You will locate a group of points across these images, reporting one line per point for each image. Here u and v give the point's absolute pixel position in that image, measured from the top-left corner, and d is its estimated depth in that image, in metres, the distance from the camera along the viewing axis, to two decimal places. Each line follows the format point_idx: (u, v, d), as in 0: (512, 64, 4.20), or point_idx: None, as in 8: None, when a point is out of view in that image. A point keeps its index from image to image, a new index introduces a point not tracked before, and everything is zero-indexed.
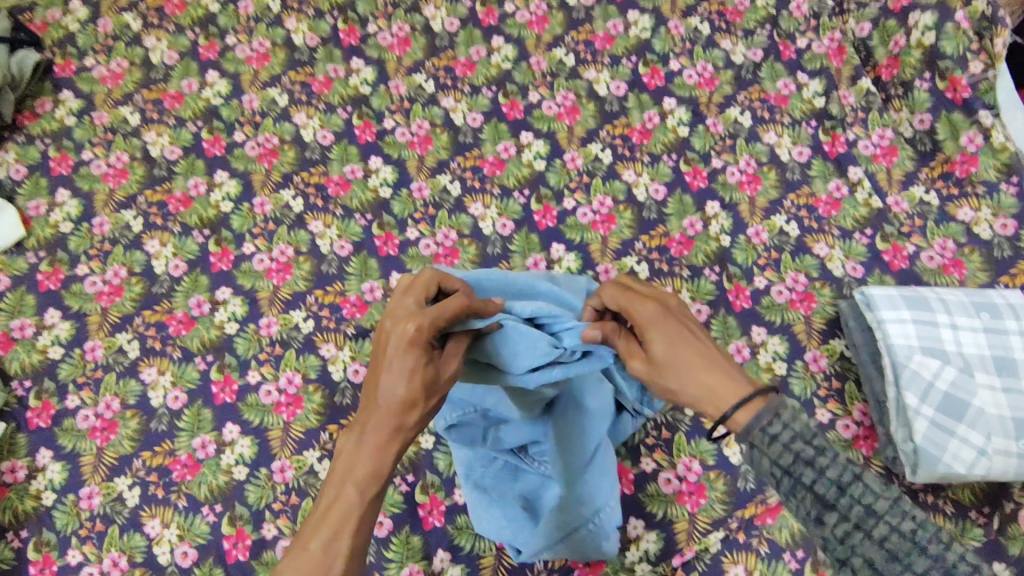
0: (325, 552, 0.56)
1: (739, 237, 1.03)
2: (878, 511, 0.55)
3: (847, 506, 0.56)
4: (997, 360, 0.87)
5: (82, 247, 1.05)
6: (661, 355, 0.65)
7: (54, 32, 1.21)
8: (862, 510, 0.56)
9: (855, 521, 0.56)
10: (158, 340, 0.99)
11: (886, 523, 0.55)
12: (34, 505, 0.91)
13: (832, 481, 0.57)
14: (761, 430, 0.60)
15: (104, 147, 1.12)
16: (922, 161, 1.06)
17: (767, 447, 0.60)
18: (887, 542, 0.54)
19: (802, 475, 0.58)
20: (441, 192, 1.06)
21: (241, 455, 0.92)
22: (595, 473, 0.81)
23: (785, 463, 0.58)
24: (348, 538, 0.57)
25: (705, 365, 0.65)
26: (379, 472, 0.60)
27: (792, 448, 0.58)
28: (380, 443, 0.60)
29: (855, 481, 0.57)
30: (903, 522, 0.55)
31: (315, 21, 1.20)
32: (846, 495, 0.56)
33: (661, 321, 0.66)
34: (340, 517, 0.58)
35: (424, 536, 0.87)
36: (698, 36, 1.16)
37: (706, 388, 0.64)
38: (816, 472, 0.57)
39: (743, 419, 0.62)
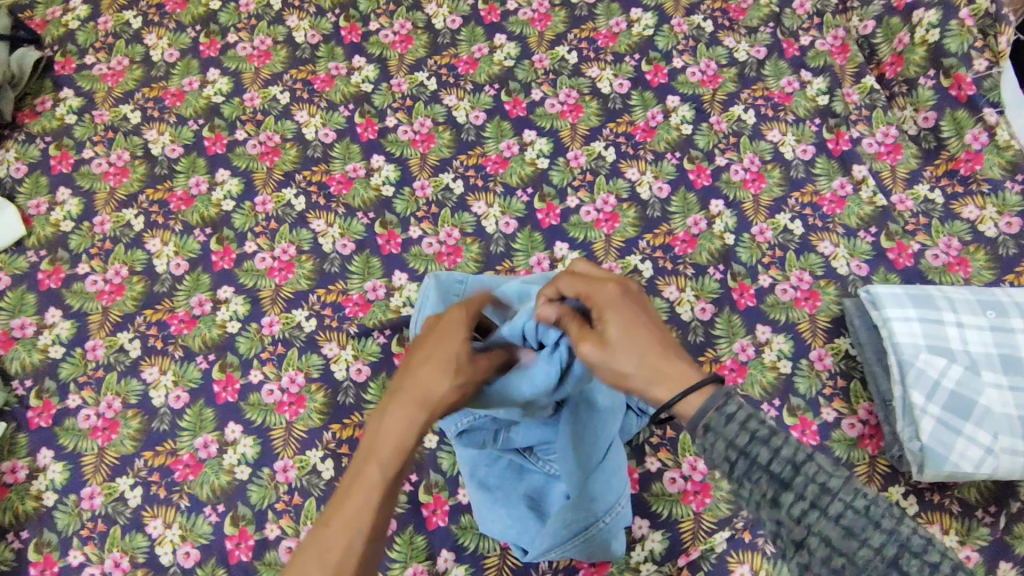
0: (343, 534, 0.60)
1: (744, 235, 1.02)
2: (832, 487, 0.52)
3: (802, 485, 0.52)
4: (1004, 359, 0.86)
5: (83, 246, 1.05)
6: (616, 336, 0.62)
7: (54, 30, 1.20)
8: (816, 487, 0.52)
9: (811, 499, 0.52)
10: (160, 339, 0.98)
11: (841, 500, 0.51)
12: (35, 505, 0.91)
13: (787, 459, 0.53)
14: (718, 409, 0.57)
15: (104, 146, 1.12)
16: (926, 159, 1.06)
17: (723, 427, 0.56)
18: (843, 518, 0.50)
19: (757, 454, 0.54)
20: (444, 191, 1.06)
21: (243, 455, 0.92)
22: (606, 472, 0.79)
23: (739, 442, 0.55)
24: (368, 515, 0.60)
25: (659, 349, 0.62)
26: (400, 448, 0.62)
27: (748, 428, 0.56)
28: (403, 420, 0.63)
29: (809, 460, 0.53)
30: (856, 498, 0.51)
31: (317, 19, 1.19)
32: (801, 472, 0.53)
33: (615, 304, 0.64)
34: (359, 496, 0.61)
35: (427, 536, 0.87)
36: (701, 33, 1.16)
37: (657, 372, 0.61)
38: (770, 449, 0.54)
39: (696, 404, 0.59)
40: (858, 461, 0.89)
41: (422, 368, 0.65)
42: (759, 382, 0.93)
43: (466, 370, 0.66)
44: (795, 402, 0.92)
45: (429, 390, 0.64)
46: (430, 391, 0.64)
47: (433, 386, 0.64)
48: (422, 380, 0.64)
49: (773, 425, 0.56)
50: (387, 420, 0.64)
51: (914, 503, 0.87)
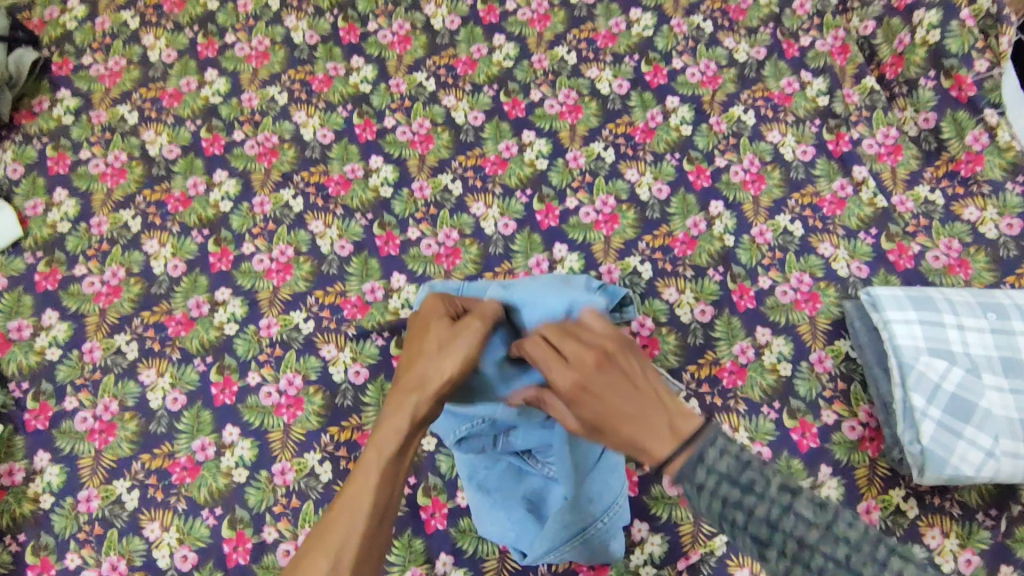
0: (344, 519, 0.60)
1: (744, 237, 1.02)
2: (811, 542, 0.52)
3: (781, 542, 0.53)
4: (1005, 361, 0.86)
5: (80, 248, 1.04)
6: (590, 399, 0.60)
7: (51, 31, 1.20)
8: (795, 544, 0.52)
9: (792, 556, 0.53)
10: (157, 341, 0.98)
11: (821, 553, 0.52)
12: (32, 508, 0.90)
13: (763, 520, 0.53)
14: (693, 477, 0.55)
15: (101, 147, 1.11)
16: (927, 160, 1.06)
17: (697, 496, 0.55)
18: (824, 570, 0.52)
19: (734, 517, 0.54)
20: (442, 192, 1.06)
21: (241, 458, 0.91)
22: (604, 472, 0.80)
23: (715, 508, 0.55)
24: (368, 497, 0.61)
25: (642, 412, 0.58)
26: (397, 433, 0.64)
27: (718, 493, 0.54)
28: (400, 406, 0.66)
29: (785, 515, 0.53)
30: (836, 548, 0.52)
31: (315, 19, 1.19)
32: (781, 528, 0.53)
33: (579, 379, 0.61)
34: (359, 480, 0.62)
35: (426, 539, 0.86)
36: (701, 34, 1.15)
37: (639, 431, 0.58)
38: (745, 513, 0.53)
39: (679, 462, 0.56)
40: (858, 463, 0.89)
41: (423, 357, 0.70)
42: (759, 384, 0.93)
43: (457, 343, 0.69)
44: (795, 404, 0.92)
45: (425, 373, 0.67)
46: (433, 379, 0.67)
47: (427, 375, 0.67)
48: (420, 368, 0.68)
49: (752, 474, 0.55)
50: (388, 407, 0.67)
51: (915, 506, 0.86)
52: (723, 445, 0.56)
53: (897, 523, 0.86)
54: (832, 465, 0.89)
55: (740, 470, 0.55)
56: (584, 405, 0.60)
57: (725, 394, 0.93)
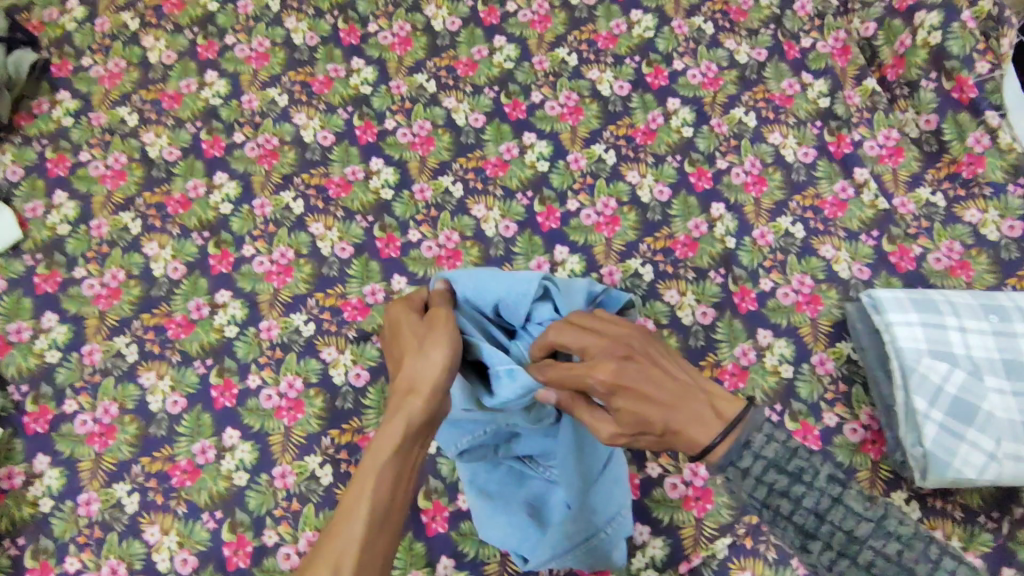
0: (343, 529, 0.58)
1: (745, 238, 1.02)
2: (858, 535, 0.59)
3: (828, 534, 0.60)
4: (1007, 364, 0.86)
5: (80, 250, 1.04)
6: (631, 390, 0.64)
7: (50, 32, 1.19)
8: (843, 537, 0.59)
9: (838, 549, 0.59)
10: (157, 344, 0.98)
11: (867, 546, 0.58)
12: (31, 511, 0.90)
13: (810, 510, 0.60)
14: (737, 464, 0.63)
15: (101, 149, 1.11)
16: (928, 161, 1.05)
17: (742, 482, 0.63)
18: (872, 564, 0.58)
19: (780, 505, 0.62)
20: (443, 194, 1.05)
21: (241, 461, 0.91)
22: (609, 484, 0.80)
23: (762, 496, 0.62)
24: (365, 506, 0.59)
25: (684, 401, 0.64)
26: (394, 436, 0.63)
27: (765, 481, 0.62)
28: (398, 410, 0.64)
29: (833, 507, 0.60)
30: (885, 544, 0.58)
31: (316, 21, 1.19)
32: (828, 520, 0.60)
33: (615, 372, 0.64)
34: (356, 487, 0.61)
35: (426, 542, 0.86)
36: (702, 35, 1.15)
37: (684, 423, 0.63)
38: (793, 501, 0.61)
39: (725, 449, 0.63)
40: (860, 466, 0.88)
41: (406, 356, 0.68)
42: (760, 386, 0.93)
43: (436, 337, 0.68)
44: (796, 407, 0.92)
45: (414, 375, 0.66)
46: (424, 378, 0.66)
47: (422, 376, 0.66)
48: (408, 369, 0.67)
49: (801, 465, 0.62)
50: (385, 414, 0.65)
51: (916, 508, 0.86)
52: (769, 432, 0.63)
53: None
54: None
55: (788, 459, 0.62)
56: (622, 397, 0.64)
57: None
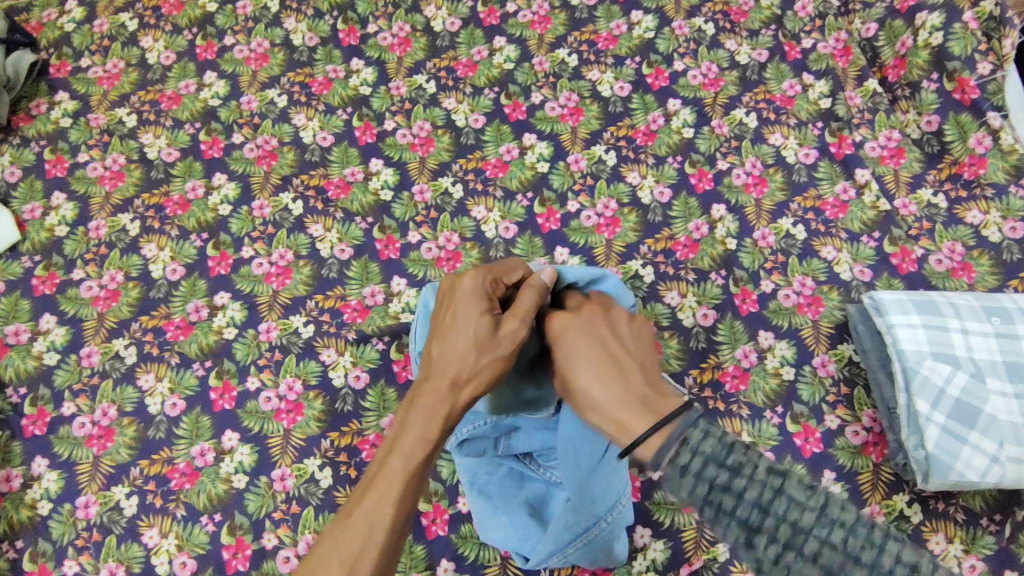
0: (362, 526, 0.57)
1: (746, 240, 1.01)
2: (803, 525, 0.47)
3: (773, 527, 0.48)
4: (1009, 366, 0.85)
5: (78, 251, 1.04)
6: (577, 354, 0.63)
7: (49, 33, 1.19)
8: (789, 529, 0.47)
9: (784, 542, 0.47)
10: (155, 346, 0.97)
11: (814, 537, 0.47)
12: (29, 514, 0.89)
13: (753, 503, 0.48)
14: (670, 461, 0.53)
15: (100, 150, 1.10)
16: (929, 162, 1.05)
17: (678, 480, 0.52)
18: (820, 557, 0.46)
19: (723, 500, 0.49)
20: (443, 195, 1.05)
21: (240, 463, 0.90)
22: (608, 473, 0.74)
23: (699, 492, 0.50)
24: (388, 510, 0.57)
25: (619, 381, 0.60)
26: (426, 440, 0.60)
27: (704, 476, 0.50)
28: (434, 412, 0.61)
29: (777, 496, 0.48)
30: (830, 530, 0.47)
31: (315, 21, 1.18)
32: (772, 513, 0.48)
33: (576, 328, 0.65)
34: (382, 487, 0.58)
35: (426, 546, 0.86)
36: (703, 36, 1.15)
37: (608, 384, 0.60)
38: (734, 495, 0.49)
39: (656, 439, 0.55)
40: (862, 468, 0.88)
41: (455, 347, 0.62)
42: (762, 388, 0.92)
43: (494, 346, 0.63)
44: (798, 409, 0.91)
45: (460, 376, 0.61)
46: (472, 381, 0.62)
47: (468, 384, 0.62)
48: (445, 371, 0.62)
49: (736, 459, 0.51)
50: (416, 405, 0.61)
51: (918, 510, 0.86)
52: (704, 428, 0.53)
53: (900, 528, 0.85)
54: (835, 471, 0.88)
55: (725, 452, 0.51)
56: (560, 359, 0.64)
57: (727, 398, 0.92)
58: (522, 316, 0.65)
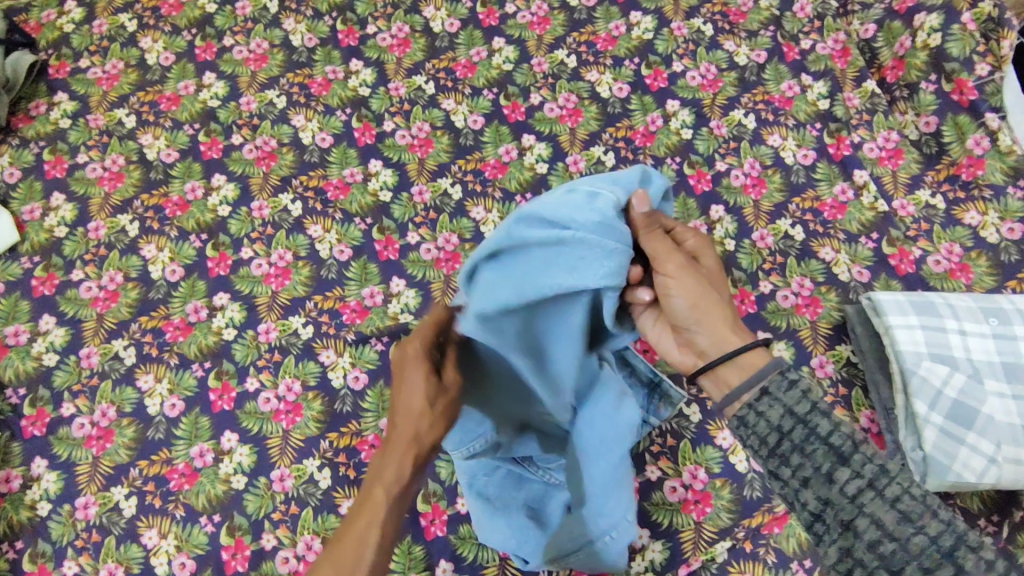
0: (349, 557, 0.55)
1: (744, 241, 1.01)
2: (892, 472, 0.51)
3: (859, 463, 0.52)
4: (1007, 367, 0.85)
5: (77, 252, 1.04)
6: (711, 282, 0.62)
7: (48, 33, 1.19)
8: (874, 470, 0.52)
9: (867, 478, 0.52)
10: (155, 347, 0.97)
11: (898, 484, 0.51)
12: (29, 515, 0.90)
13: (846, 435, 0.53)
14: (782, 373, 0.57)
15: (99, 150, 1.10)
16: (928, 163, 1.05)
17: (784, 393, 0.56)
18: (899, 503, 0.50)
19: (818, 425, 0.54)
20: (442, 196, 1.05)
21: (239, 464, 0.91)
22: (615, 490, 0.75)
23: (799, 411, 0.55)
24: (373, 540, 0.55)
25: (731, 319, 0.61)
26: (400, 479, 0.57)
27: (811, 398, 0.55)
28: (401, 453, 0.57)
29: (868, 442, 0.53)
30: (915, 486, 0.51)
31: (314, 22, 1.18)
32: (860, 451, 0.53)
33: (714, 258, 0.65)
34: (365, 521, 0.56)
35: (425, 546, 0.86)
36: (701, 37, 1.15)
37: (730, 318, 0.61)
38: (832, 422, 0.54)
39: (762, 356, 0.59)
40: None
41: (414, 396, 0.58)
42: None
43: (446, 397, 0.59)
44: None
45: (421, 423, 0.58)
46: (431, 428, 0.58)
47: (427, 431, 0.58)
48: (412, 412, 0.58)
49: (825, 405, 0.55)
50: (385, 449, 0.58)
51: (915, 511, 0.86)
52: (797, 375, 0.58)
53: None
54: None
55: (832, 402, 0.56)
56: (664, 243, 0.62)
57: None
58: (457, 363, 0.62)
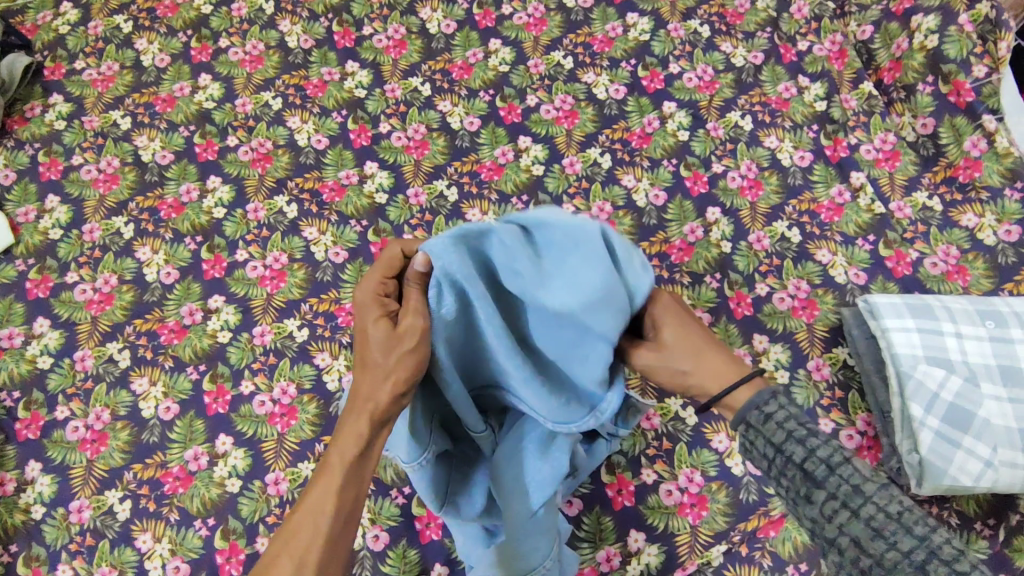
0: (308, 518, 0.54)
1: (740, 243, 1.01)
2: (866, 492, 0.52)
3: (834, 485, 0.53)
4: (1003, 370, 0.85)
5: (72, 254, 1.03)
6: (677, 354, 0.64)
7: (44, 35, 1.19)
8: (848, 489, 0.53)
9: (842, 500, 0.53)
10: (149, 350, 0.97)
11: (872, 503, 0.51)
12: (23, 518, 0.89)
13: (821, 459, 0.54)
14: (759, 408, 0.60)
15: (94, 152, 1.10)
16: (924, 165, 1.05)
17: (762, 426, 0.59)
18: (873, 521, 0.51)
19: (792, 451, 0.56)
20: (438, 198, 1.05)
21: (234, 467, 0.90)
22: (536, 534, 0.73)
23: (776, 440, 0.57)
24: (331, 502, 0.54)
25: (710, 356, 0.65)
26: (358, 436, 0.57)
27: (785, 425, 0.58)
28: (358, 410, 0.58)
29: (844, 463, 0.54)
30: (891, 503, 0.51)
31: (309, 23, 1.18)
32: (835, 471, 0.54)
33: (672, 311, 0.66)
34: (325, 481, 0.56)
35: (420, 550, 0.86)
36: (698, 38, 1.15)
37: (707, 364, 0.65)
38: (806, 448, 0.55)
39: (744, 398, 0.62)
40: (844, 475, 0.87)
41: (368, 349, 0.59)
42: None
43: (396, 350, 0.57)
44: None
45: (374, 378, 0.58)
46: (378, 382, 0.57)
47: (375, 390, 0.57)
48: (371, 380, 0.58)
49: (803, 427, 0.57)
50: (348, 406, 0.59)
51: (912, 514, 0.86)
52: (781, 401, 0.60)
53: None
54: None
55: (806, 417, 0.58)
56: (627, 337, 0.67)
57: None
58: (416, 305, 0.58)
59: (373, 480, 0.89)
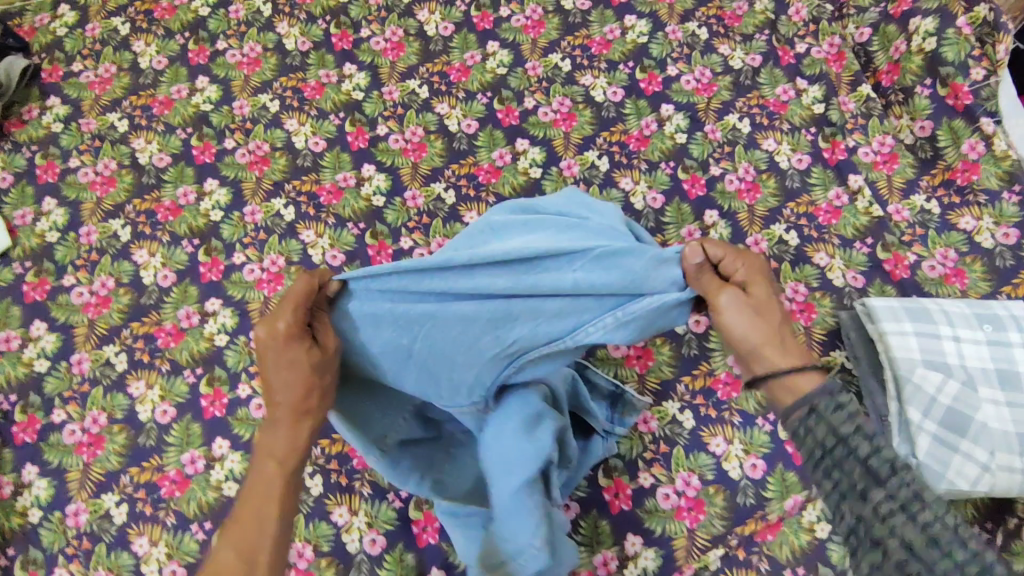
0: (254, 524, 0.61)
1: (738, 246, 1.01)
2: (925, 499, 0.54)
3: (894, 486, 0.55)
4: (1001, 374, 0.85)
5: (68, 257, 1.03)
6: (757, 312, 0.68)
7: (41, 37, 1.19)
8: (908, 493, 0.54)
9: (901, 501, 0.54)
10: (146, 353, 0.97)
11: (931, 510, 0.53)
12: (20, 522, 0.89)
13: (885, 459, 0.57)
14: (829, 395, 0.62)
15: (91, 155, 1.10)
16: (922, 168, 1.05)
17: (831, 413, 0.61)
18: (927, 526, 0.52)
19: (857, 446, 0.58)
20: (435, 201, 1.05)
21: (231, 471, 0.90)
22: (518, 510, 0.70)
23: (841, 431, 0.59)
24: (274, 509, 0.62)
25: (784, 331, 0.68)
26: (289, 451, 0.65)
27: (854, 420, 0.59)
28: (286, 425, 0.65)
29: (907, 468, 0.56)
30: (948, 514, 0.53)
31: (307, 26, 1.18)
32: (897, 475, 0.56)
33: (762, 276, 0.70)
34: (263, 495, 0.62)
35: (417, 553, 0.86)
36: (696, 41, 1.15)
37: (782, 338, 0.68)
38: (871, 446, 0.57)
39: (808, 383, 0.65)
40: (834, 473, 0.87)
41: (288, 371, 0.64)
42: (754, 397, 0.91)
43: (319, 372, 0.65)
44: None
45: (304, 396, 0.64)
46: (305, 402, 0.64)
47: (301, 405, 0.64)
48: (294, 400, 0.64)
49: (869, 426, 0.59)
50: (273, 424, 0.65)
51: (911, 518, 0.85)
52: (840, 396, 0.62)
53: None
54: None
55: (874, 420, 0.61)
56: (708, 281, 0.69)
57: (720, 406, 0.91)
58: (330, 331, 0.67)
59: (369, 483, 0.89)
